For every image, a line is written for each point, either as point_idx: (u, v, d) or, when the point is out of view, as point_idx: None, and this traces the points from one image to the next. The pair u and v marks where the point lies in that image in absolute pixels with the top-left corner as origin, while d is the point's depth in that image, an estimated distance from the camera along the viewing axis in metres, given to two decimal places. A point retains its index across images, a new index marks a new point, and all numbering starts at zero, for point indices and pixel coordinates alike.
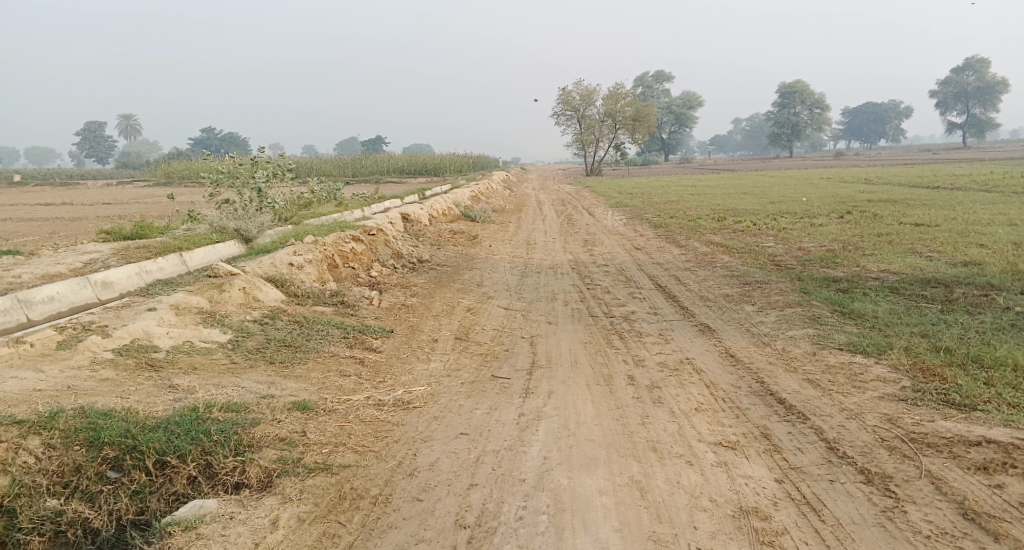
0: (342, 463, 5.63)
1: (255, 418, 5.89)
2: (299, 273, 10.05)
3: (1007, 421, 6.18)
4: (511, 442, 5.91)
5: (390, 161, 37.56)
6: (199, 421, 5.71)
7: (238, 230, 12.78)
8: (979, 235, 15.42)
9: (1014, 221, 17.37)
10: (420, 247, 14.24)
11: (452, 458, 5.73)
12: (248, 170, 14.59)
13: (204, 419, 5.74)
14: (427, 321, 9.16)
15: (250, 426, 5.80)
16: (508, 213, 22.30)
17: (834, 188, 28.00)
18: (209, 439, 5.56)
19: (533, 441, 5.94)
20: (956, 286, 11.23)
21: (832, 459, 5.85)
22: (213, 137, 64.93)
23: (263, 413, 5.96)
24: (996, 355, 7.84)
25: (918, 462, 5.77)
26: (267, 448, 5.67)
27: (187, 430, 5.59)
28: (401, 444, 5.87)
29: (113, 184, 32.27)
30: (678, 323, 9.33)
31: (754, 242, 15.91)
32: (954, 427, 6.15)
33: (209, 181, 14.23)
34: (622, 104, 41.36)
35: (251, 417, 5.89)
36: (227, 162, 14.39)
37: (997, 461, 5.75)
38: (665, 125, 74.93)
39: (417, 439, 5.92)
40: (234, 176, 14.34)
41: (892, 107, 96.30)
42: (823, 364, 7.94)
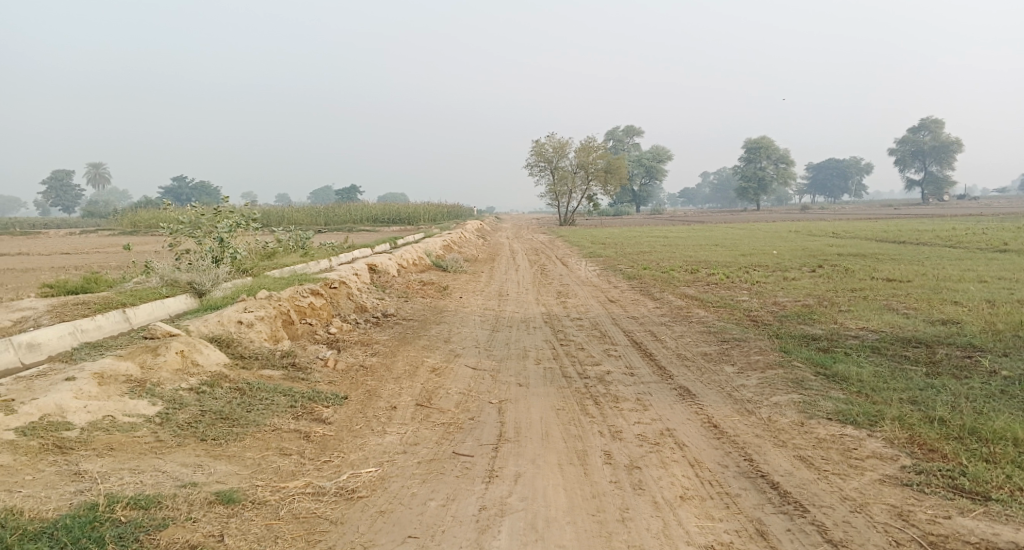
0: None
1: (165, 519, 5.18)
2: (248, 332, 9.29)
3: None
4: None
5: (361, 209, 36.90)
6: (94, 524, 5.05)
7: (191, 282, 11.96)
8: (953, 292, 15.09)
9: (986, 277, 17.11)
10: (386, 300, 13.54)
11: None
12: (210, 219, 13.84)
13: (101, 522, 5.07)
14: (386, 384, 8.43)
15: (155, 530, 5.10)
16: (479, 262, 21.67)
17: (803, 241, 27.83)
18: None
19: (494, 547, 5.23)
20: (938, 346, 10.74)
21: None
22: (181, 184, 63.47)
23: (177, 511, 5.26)
24: (995, 426, 7.28)
25: None
26: None
27: (76, 539, 4.93)
28: None
29: (72, 233, 31.10)
30: (655, 386, 8.67)
31: (729, 296, 15.43)
32: (976, 528, 5.58)
33: (167, 230, 13.44)
34: (594, 156, 41.23)
35: (160, 517, 5.19)
36: (188, 211, 13.61)
37: None
38: (638, 178, 75.27)
39: (358, 546, 5.18)
40: (193, 226, 13.58)
41: (855, 163, 97.60)
42: (812, 437, 7.32)
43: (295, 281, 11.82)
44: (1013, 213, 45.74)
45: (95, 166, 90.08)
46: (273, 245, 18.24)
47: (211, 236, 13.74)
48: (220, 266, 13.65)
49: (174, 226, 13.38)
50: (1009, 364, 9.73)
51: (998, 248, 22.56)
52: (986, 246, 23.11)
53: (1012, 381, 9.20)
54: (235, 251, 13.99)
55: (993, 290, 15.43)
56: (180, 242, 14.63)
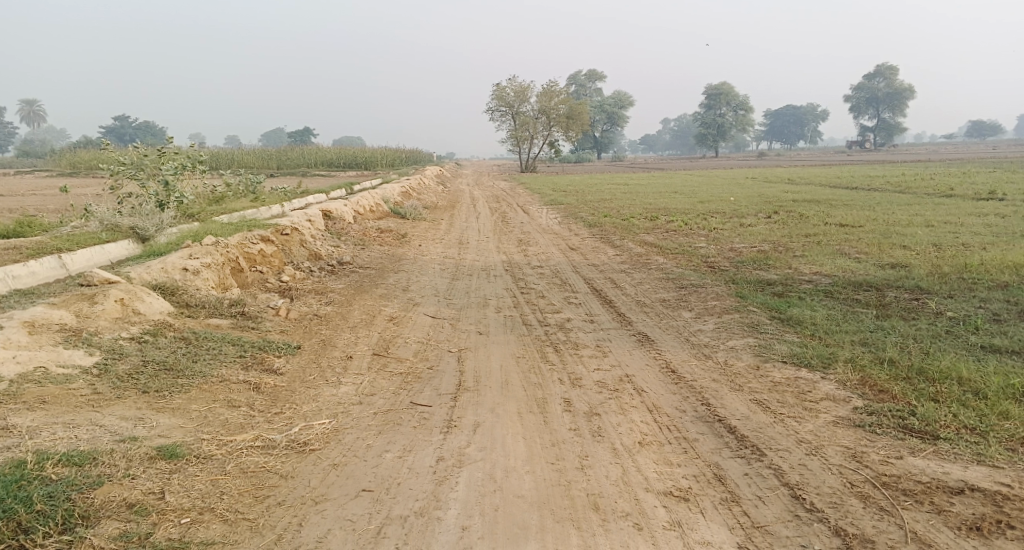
0: (204, 540, 4.71)
1: (100, 477, 4.95)
2: (194, 279, 8.98)
3: (980, 457, 5.66)
4: (423, 504, 5.06)
5: (316, 154, 36.13)
6: (22, 483, 4.76)
7: (134, 227, 11.52)
8: (904, 236, 15.24)
9: (935, 221, 17.33)
10: (341, 248, 13.24)
11: (345, 530, 4.86)
12: (155, 162, 13.31)
13: (29, 480, 4.79)
14: (340, 334, 8.22)
15: (89, 489, 4.86)
16: (438, 209, 21.34)
17: (760, 187, 27.94)
18: (29, 511, 4.62)
19: (450, 500, 5.11)
20: (889, 290, 10.84)
21: (800, 514, 5.23)
22: (127, 126, 61.43)
23: (113, 467, 5.03)
24: (942, 367, 7.34)
25: (899, 521, 5.19)
26: (108, 520, 4.74)
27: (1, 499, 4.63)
28: (286, 507, 4.97)
29: (15, 175, 29.99)
30: (614, 333, 8.59)
31: (687, 242, 15.40)
32: (930, 468, 5.60)
33: (109, 172, 12.91)
34: (554, 101, 40.78)
35: (95, 475, 4.96)
36: (131, 153, 13.07)
37: (990, 518, 5.20)
38: (597, 124, 74.90)
39: (308, 501, 5.02)
40: (137, 168, 13.06)
41: (811, 110, 98.24)
42: (767, 381, 7.31)
43: (243, 227, 11.46)
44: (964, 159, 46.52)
45: (30, 105, 86.43)
46: (223, 191, 17.70)
47: (155, 179, 13.23)
48: (166, 211, 13.18)
49: (115, 167, 12.84)
50: (958, 305, 9.84)
51: (947, 192, 22.86)
52: (935, 192, 23.42)
53: (960, 321, 9.31)
54: (181, 196, 13.51)
55: (942, 234, 15.63)
56: (124, 186, 14.09)
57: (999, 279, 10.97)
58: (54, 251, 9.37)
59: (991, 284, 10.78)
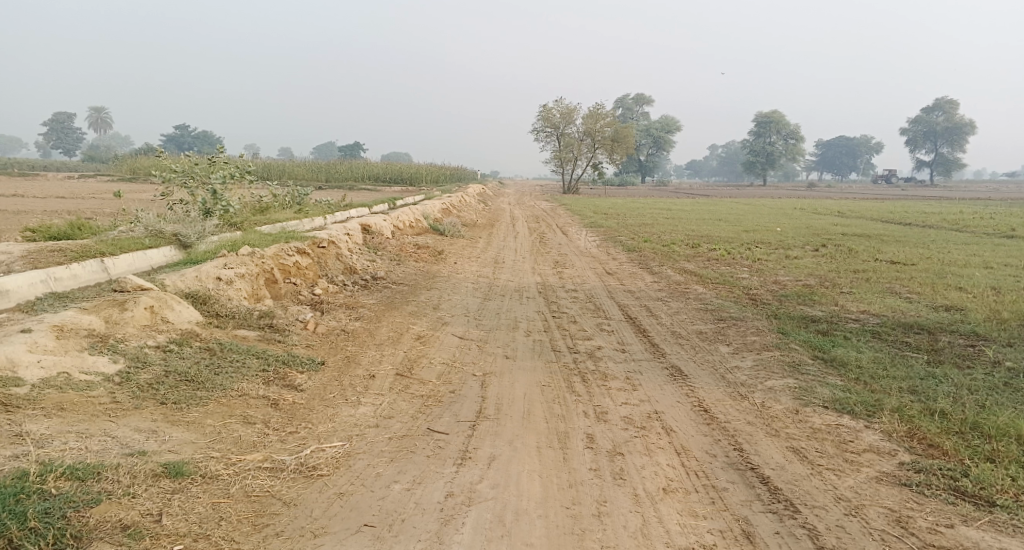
0: None
1: (99, 494, 4.87)
2: (226, 289, 8.94)
3: None
4: (426, 545, 4.87)
5: (364, 167, 36.38)
6: (19, 496, 4.72)
7: (175, 234, 11.55)
8: (958, 277, 14.70)
9: (991, 263, 16.70)
10: (378, 263, 13.15)
11: None
12: (204, 170, 13.38)
13: (28, 494, 4.74)
14: (367, 351, 8.08)
15: (85, 506, 4.79)
16: (479, 227, 21.24)
17: (808, 218, 27.35)
18: (22, 527, 4.57)
19: (454, 542, 4.91)
20: (940, 334, 10.37)
21: None
22: (183, 132, 62.68)
23: (114, 484, 4.96)
24: (998, 422, 6.94)
25: None
26: (101, 541, 4.66)
27: None
28: (284, 538, 4.82)
29: (69, 177, 30.59)
30: (647, 364, 8.32)
31: (730, 273, 15.04)
32: (984, 541, 5.29)
33: (157, 178, 13.00)
34: (602, 124, 40.60)
35: (94, 491, 4.89)
36: (182, 160, 13.14)
37: None
38: (646, 148, 74.48)
39: (307, 534, 4.87)
40: (185, 175, 13.13)
41: (865, 142, 96.47)
42: (806, 426, 7.00)
43: (282, 238, 11.43)
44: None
45: (96, 111, 88.71)
46: (268, 200, 17.80)
47: (202, 187, 13.33)
48: (210, 218, 13.25)
49: (166, 174, 12.96)
50: (1014, 355, 9.37)
51: (1005, 233, 22.10)
52: (993, 232, 22.66)
53: (1015, 373, 8.85)
54: (227, 205, 13.59)
55: (999, 277, 15.04)
56: (172, 192, 14.18)
57: None
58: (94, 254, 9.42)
59: None
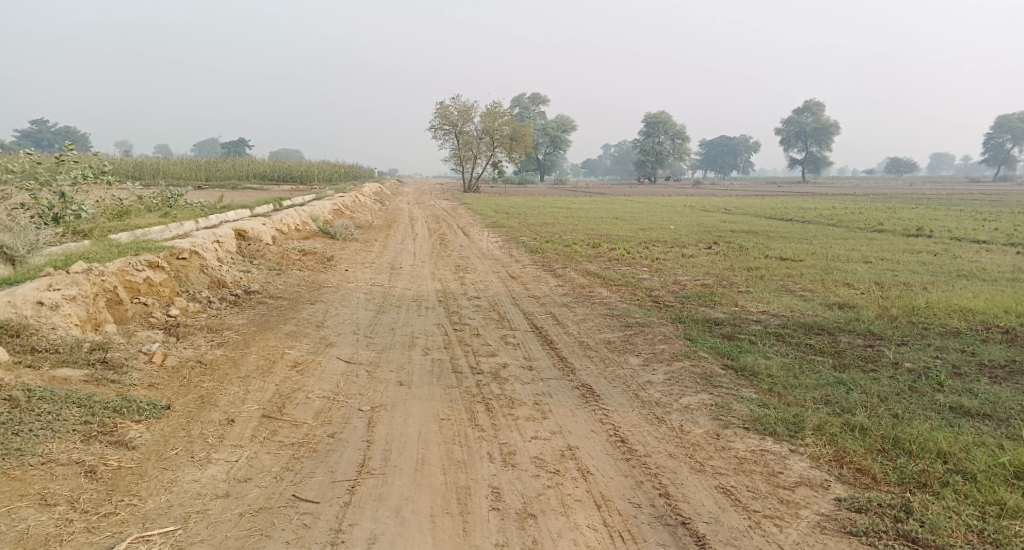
0: None
1: None
2: (51, 316, 7.47)
3: None
4: None
5: (250, 165, 34.17)
6: None
7: (2, 246, 9.63)
8: (844, 273, 14.43)
9: (875, 257, 16.64)
10: (254, 273, 11.73)
11: None
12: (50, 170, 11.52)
13: None
14: (227, 388, 6.73)
15: None
16: (372, 230, 19.90)
17: (701, 215, 27.25)
18: None
19: None
20: (841, 334, 9.69)
21: None
22: (46, 129, 57.96)
23: None
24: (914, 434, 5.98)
25: None
26: None
27: None
28: None
29: None
30: (556, 385, 7.32)
31: (631, 273, 14.33)
32: None
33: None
34: (498, 122, 39.79)
35: None
36: (23, 160, 11.24)
37: None
38: (539, 147, 74.19)
39: None
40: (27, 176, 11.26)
41: (743, 142, 99.08)
42: (731, 458, 5.74)
43: (130, 249, 9.82)
44: (893, 195, 47.09)
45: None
46: (129, 202, 15.89)
47: (48, 189, 11.53)
48: (54, 226, 11.43)
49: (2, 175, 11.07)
50: (913, 355, 8.78)
51: (877, 227, 22.41)
52: (865, 226, 22.97)
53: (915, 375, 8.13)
54: (80, 209, 11.79)
55: (881, 271, 14.86)
56: (15, 198, 12.22)
57: (949, 324, 9.98)
58: None
59: (943, 330, 9.79)
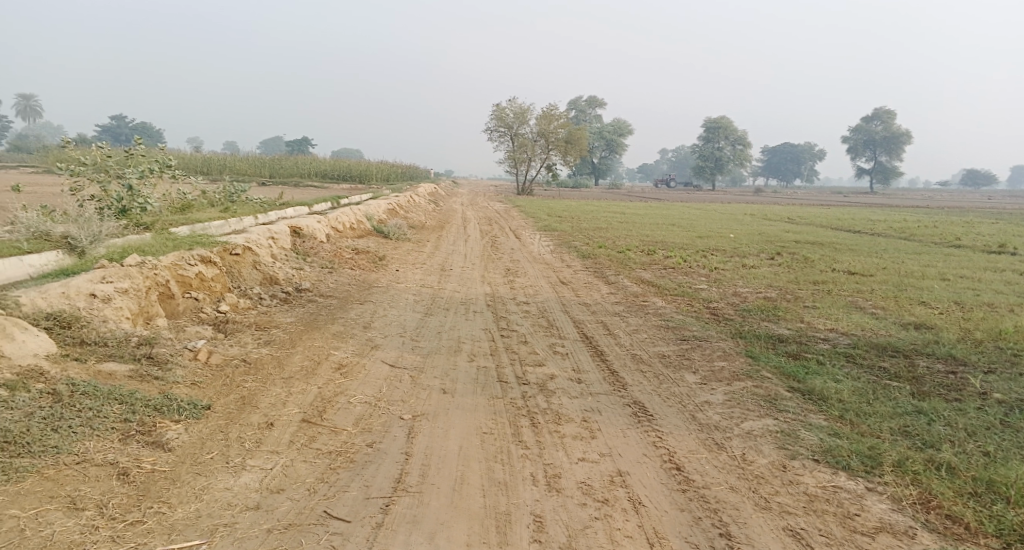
0: None
1: None
2: (102, 309, 7.42)
3: None
4: None
5: (312, 163, 34.48)
6: None
7: (67, 237, 9.65)
8: (919, 290, 13.75)
9: (949, 274, 15.87)
10: (305, 270, 11.66)
11: None
12: (119, 163, 11.60)
13: None
14: (269, 389, 6.58)
15: None
16: (425, 230, 19.78)
17: (762, 224, 26.52)
18: None
19: None
20: (919, 358, 9.14)
21: None
22: (123, 125, 59.71)
23: None
24: (1010, 475, 5.56)
25: None
26: None
27: None
28: None
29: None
30: (606, 401, 6.99)
31: (688, 283, 13.90)
32: None
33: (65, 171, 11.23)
34: (555, 124, 39.42)
35: None
36: (94, 152, 11.34)
37: None
38: (596, 150, 73.65)
39: None
40: (97, 168, 11.35)
41: (808, 150, 96.89)
42: (800, 495, 5.42)
43: (185, 242, 9.77)
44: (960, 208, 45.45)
45: (29, 101, 83.47)
46: (192, 197, 16.00)
47: (117, 181, 11.57)
48: (121, 218, 11.47)
49: (74, 167, 11.17)
50: (1002, 385, 8.21)
51: (952, 242, 21.46)
52: (940, 240, 22.01)
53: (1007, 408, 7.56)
54: (146, 201, 11.80)
55: (959, 290, 14.13)
56: (84, 191, 12.34)
57: None
58: None
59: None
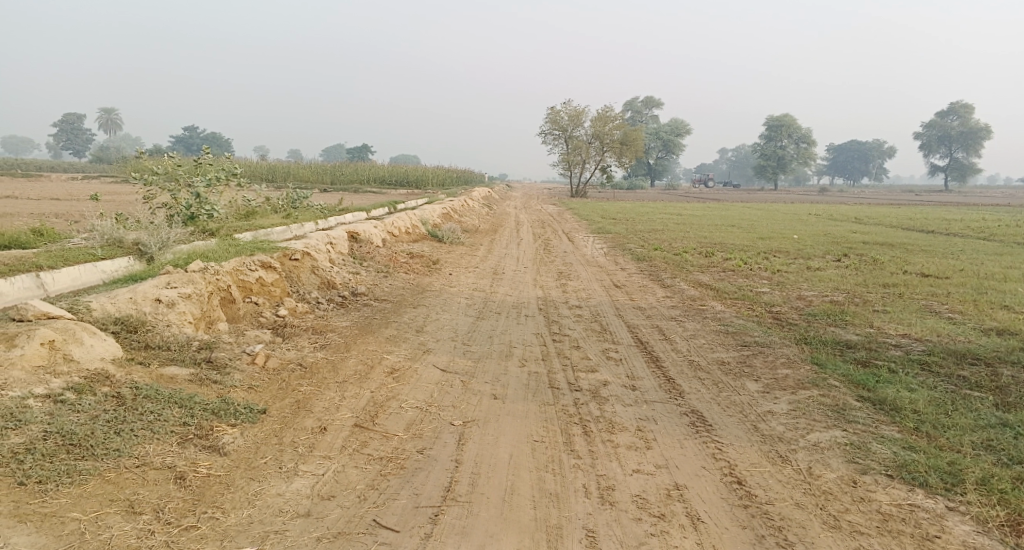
0: None
1: None
2: (167, 314, 7.55)
3: None
4: None
5: (372, 169, 34.83)
6: None
7: (138, 244, 9.84)
8: (999, 294, 13.15)
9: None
10: (362, 275, 11.74)
11: None
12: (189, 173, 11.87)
13: None
14: (324, 393, 6.60)
15: None
16: (480, 234, 19.77)
17: (827, 225, 25.80)
18: None
19: None
20: (1001, 366, 8.71)
21: None
22: (196, 137, 61.50)
23: None
24: None
25: None
26: None
27: None
28: None
29: (72, 179, 29.08)
30: (661, 409, 6.83)
31: (747, 286, 13.59)
32: None
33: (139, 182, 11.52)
34: (610, 127, 39.09)
35: None
36: (165, 162, 11.61)
37: None
38: (655, 151, 72.88)
39: None
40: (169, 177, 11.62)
41: (878, 148, 94.42)
42: (873, 514, 5.46)
43: (247, 249, 9.91)
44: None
45: (107, 113, 86.43)
46: (256, 204, 16.25)
47: (186, 190, 11.85)
48: (190, 226, 11.67)
49: (147, 176, 11.45)
50: None
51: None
52: (1020, 241, 21.07)
53: None
54: (213, 209, 11.93)
55: None
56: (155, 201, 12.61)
57: None
58: (33, 271, 8.23)
59: None
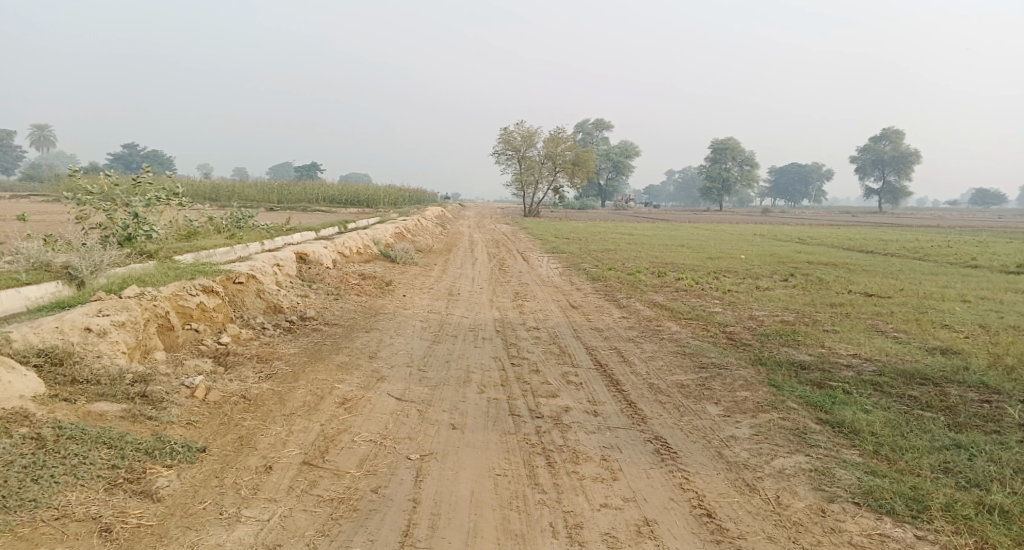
0: None
1: None
2: (97, 344, 7.05)
3: None
4: None
5: (320, 188, 34.22)
6: None
7: (69, 268, 9.30)
8: (942, 313, 13.24)
9: (972, 296, 15.39)
10: (310, 297, 11.31)
11: None
12: (126, 192, 11.32)
13: None
14: (270, 428, 6.19)
15: None
16: (432, 254, 19.42)
17: (773, 245, 26.06)
18: None
19: None
20: (950, 387, 8.61)
21: None
22: (135, 156, 59.95)
23: None
24: None
25: None
26: None
27: None
28: None
29: (5, 198, 27.93)
30: (625, 436, 6.57)
31: (702, 306, 13.49)
32: None
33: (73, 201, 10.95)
34: (563, 147, 39.11)
35: None
36: (101, 181, 11.05)
37: None
38: (603, 172, 73.40)
39: None
40: (105, 197, 11.07)
41: (814, 170, 97.04)
42: (848, 547, 5.31)
43: (187, 272, 9.42)
44: (968, 226, 44.91)
45: (41, 129, 83.77)
46: (200, 224, 15.68)
47: (123, 210, 11.29)
48: (127, 247, 11.13)
49: (81, 196, 10.88)
50: None
51: (970, 263, 20.90)
52: (958, 261, 21.49)
53: None
54: (152, 229, 11.40)
55: (983, 312, 13.64)
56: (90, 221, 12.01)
57: None
58: None
59: None
